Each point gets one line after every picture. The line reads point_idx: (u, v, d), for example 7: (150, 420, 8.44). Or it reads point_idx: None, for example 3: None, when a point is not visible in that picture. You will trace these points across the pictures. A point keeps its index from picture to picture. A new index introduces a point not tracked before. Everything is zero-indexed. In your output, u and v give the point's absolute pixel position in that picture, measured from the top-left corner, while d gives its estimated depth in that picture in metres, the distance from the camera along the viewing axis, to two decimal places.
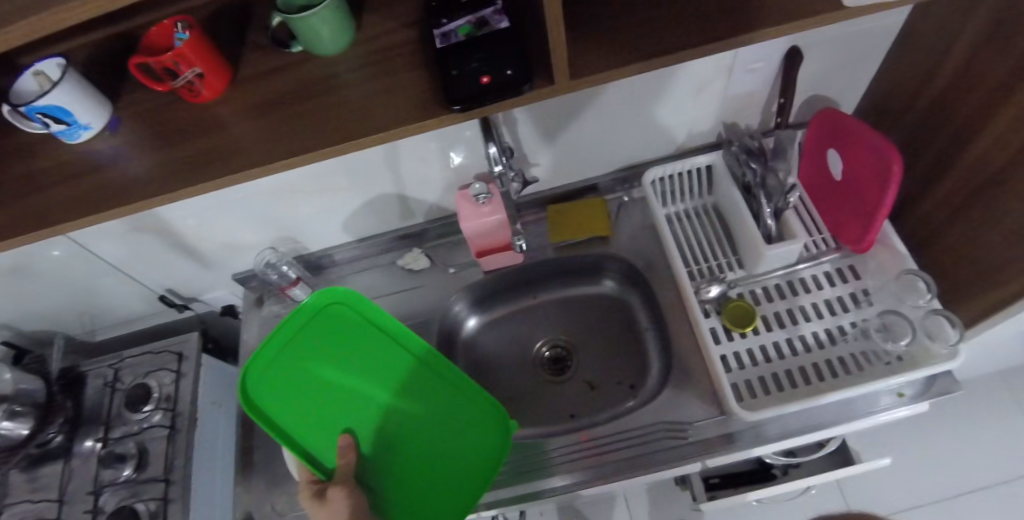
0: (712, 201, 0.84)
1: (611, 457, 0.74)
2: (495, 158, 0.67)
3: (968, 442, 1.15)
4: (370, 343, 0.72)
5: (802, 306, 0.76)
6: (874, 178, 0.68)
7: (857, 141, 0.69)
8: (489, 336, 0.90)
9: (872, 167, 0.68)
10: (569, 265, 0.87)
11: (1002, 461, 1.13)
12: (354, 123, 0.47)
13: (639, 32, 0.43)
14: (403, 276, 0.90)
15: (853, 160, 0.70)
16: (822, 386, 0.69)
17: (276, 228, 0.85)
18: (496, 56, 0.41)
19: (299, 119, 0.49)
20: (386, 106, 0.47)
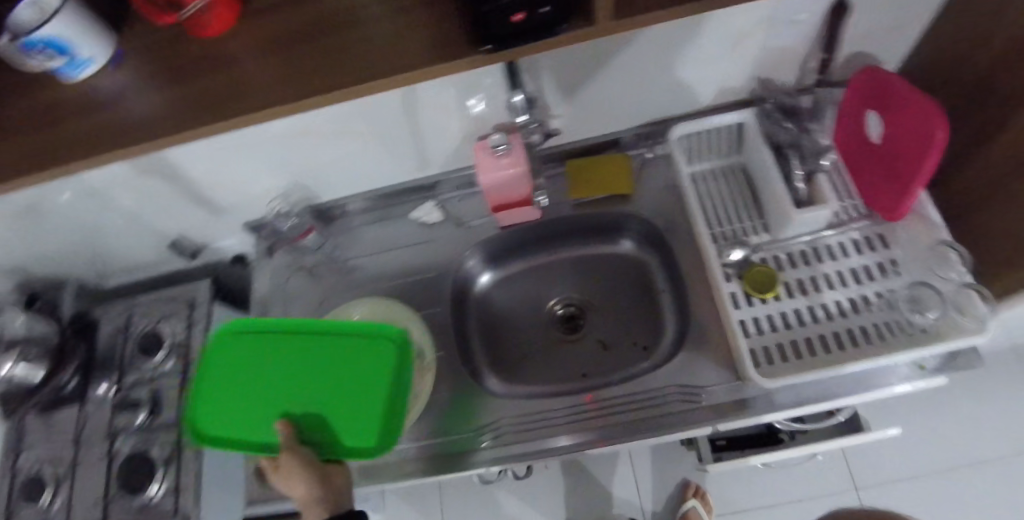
0: (741, 161, 0.81)
1: (625, 418, 0.74)
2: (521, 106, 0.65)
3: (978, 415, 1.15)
4: (279, 348, 0.70)
5: (826, 274, 0.73)
6: (917, 149, 0.64)
7: (908, 105, 0.64)
8: (502, 294, 0.89)
9: (919, 135, 0.63)
10: (587, 223, 0.85)
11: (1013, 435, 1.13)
12: (374, 60, 0.44)
13: None
14: (416, 229, 0.88)
15: (901, 126, 0.66)
16: (843, 355, 0.68)
17: (288, 177, 0.84)
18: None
19: (313, 55, 0.46)
20: (407, 43, 0.44)
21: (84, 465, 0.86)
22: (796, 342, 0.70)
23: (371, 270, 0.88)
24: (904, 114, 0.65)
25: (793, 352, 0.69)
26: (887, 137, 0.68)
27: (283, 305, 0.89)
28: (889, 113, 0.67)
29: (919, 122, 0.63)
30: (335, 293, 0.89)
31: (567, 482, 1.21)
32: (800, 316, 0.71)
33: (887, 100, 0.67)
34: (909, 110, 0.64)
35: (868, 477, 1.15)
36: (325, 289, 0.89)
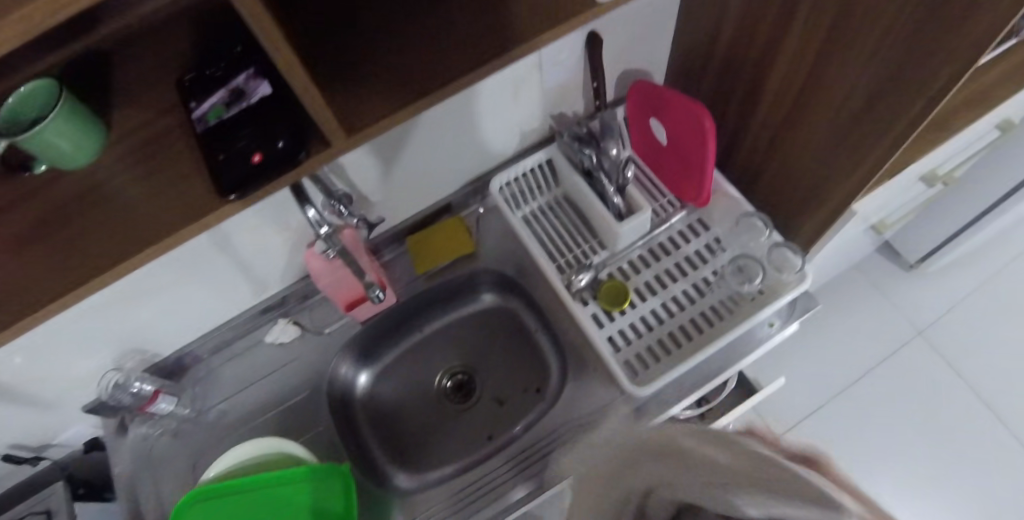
0: (562, 192, 0.84)
1: (552, 458, 0.73)
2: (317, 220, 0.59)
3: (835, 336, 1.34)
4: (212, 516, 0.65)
5: (667, 269, 0.79)
6: (695, 140, 0.72)
7: (675, 110, 0.72)
8: (385, 384, 0.86)
9: (692, 133, 0.72)
10: (444, 291, 0.85)
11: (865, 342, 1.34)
12: (126, 231, 0.40)
13: (412, 69, 0.38)
14: (276, 352, 0.84)
15: (677, 129, 0.74)
16: (702, 338, 0.73)
17: (114, 346, 0.76)
18: (264, 132, 0.38)
19: (52, 245, 0.40)
20: (156, 201, 0.40)
21: None
22: (661, 340, 0.74)
23: (240, 410, 0.82)
24: (676, 119, 0.73)
25: (662, 350, 0.73)
26: (671, 137, 0.76)
27: (152, 482, 0.80)
28: (665, 119, 0.75)
29: (688, 123, 0.71)
30: (208, 448, 0.81)
31: None
32: (657, 314, 0.76)
33: (659, 108, 0.75)
34: (678, 114, 0.72)
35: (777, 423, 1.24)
36: (196, 448, 0.82)
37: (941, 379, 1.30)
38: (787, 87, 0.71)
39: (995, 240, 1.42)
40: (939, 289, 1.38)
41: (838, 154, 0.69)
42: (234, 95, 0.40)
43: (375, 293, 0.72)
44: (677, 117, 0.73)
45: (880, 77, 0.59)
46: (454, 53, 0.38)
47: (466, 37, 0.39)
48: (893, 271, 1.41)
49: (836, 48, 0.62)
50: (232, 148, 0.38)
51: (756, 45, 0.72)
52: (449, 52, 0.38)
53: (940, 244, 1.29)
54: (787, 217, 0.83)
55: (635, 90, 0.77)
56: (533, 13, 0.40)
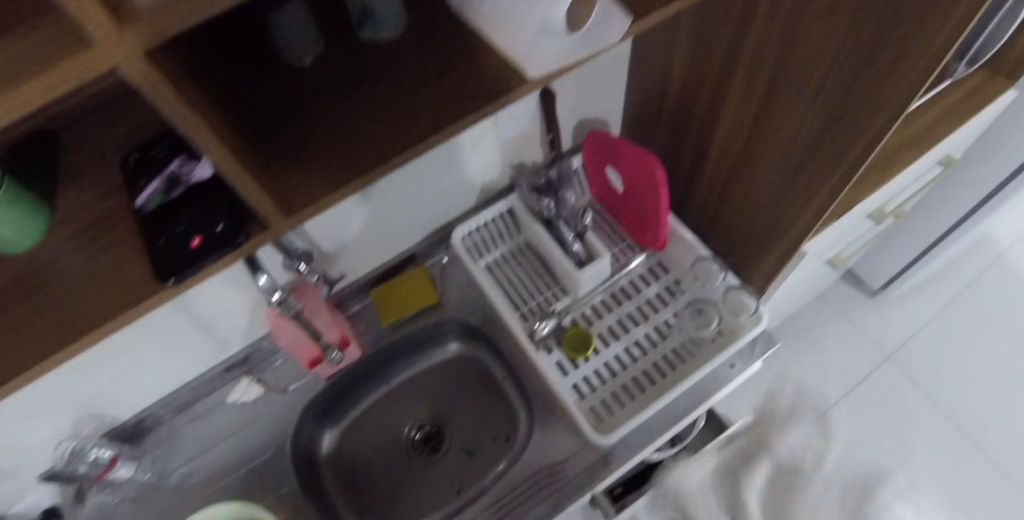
0: (524, 239, 0.85)
1: (521, 510, 0.73)
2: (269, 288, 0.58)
3: (805, 365, 1.36)
4: None
5: (629, 313, 0.80)
6: (649, 189, 0.74)
7: (627, 166, 0.76)
8: (353, 439, 0.85)
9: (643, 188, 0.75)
10: (410, 343, 0.85)
11: (835, 370, 1.36)
12: (56, 311, 0.38)
13: (348, 148, 0.40)
14: (241, 410, 0.83)
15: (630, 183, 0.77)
16: (666, 383, 0.74)
17: (70, 412, 0.74)
18: (203, 215, 0.38)
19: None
20: (91, 281, 0.39)
21: None
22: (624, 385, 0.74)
23: (203, 473, 0.80)
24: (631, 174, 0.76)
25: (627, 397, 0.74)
26: (626, 186, 0.78)
27: None
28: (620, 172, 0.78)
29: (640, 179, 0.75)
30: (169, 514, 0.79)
31: None
32: (620, 360, 0.76)
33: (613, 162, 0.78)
34: (631, 170, 0.76)
35: None
36: (156, 515, 0.79)
37: (911, 404, 1.32)
38: (733, 134, 0.74)
39: (954, 265, 1.46)
40: (903, 314, 1.41)
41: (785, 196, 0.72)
42: (172, 182, 0.41)
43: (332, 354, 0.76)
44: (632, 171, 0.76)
45: (816, 126, 0.62)
46: (390, 132, 0.40)
47: (401, 116, 0.41)
48: (858, 298, 1.44)
49: (773, 99, 0.65)
50: (169, 232, 0.38)
51: (701, 96, 0.75)
52: (385, 132, 0.40)
53: (899, 271, 1.33)
54: (744, 257, 0.86)
55: (590, 139, 0.79)
56: (466, 88, 0.42)
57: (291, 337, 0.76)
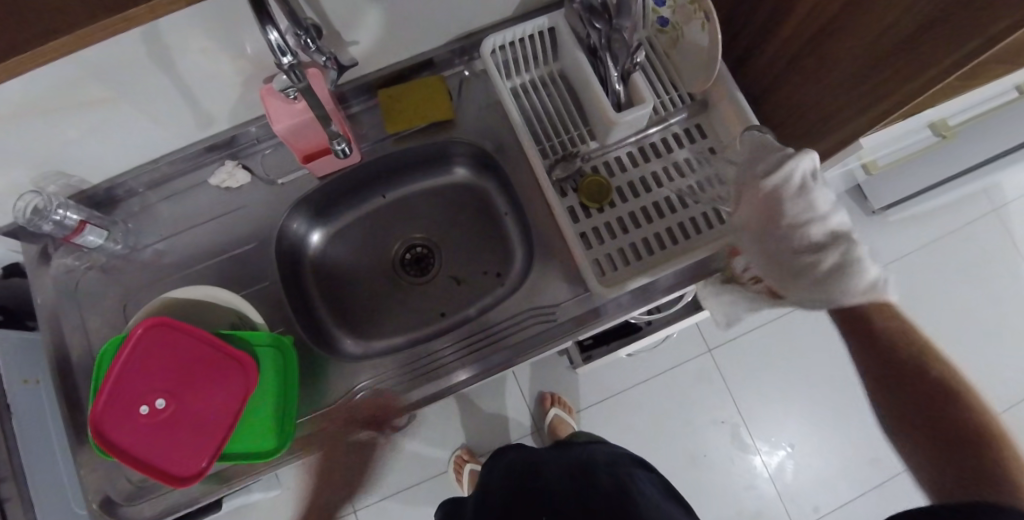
0: (559, 68, 0.77)
1: (487, 351, 0.73)
2: (279, 47, 0.50)
3: None
4: None
5: (654, 172, 0.75)
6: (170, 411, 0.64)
7: (148, 390, 0.65)
8: (338, 248, 0.82)
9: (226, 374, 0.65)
10: (415, 156, 0.78)
11: None
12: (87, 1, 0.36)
13: None
14: (222, 196, 0.77)
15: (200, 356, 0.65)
16: (677, 250, 0.71)
17: (28, 162, 0.67)
18: None
19: None
20: None
21: None
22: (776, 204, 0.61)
23: (177, 254, 0.76)
24: (176, 346, 0.65)
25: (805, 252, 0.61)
26: (159, 414, 0.64)
27: (78, 318, 0.76)
28: (173, 402, 0.65)
29: (136, 372, 0.65)
30: (141, 288, 0.77)
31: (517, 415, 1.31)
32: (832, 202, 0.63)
33: (158, 416, 0.64)
34: (146, 363, 0.65)
35: (719, 339, 1.34)
36: (124, 287, 0.77)
37: None
38: (815, 19, 0.65)
39: (956, 205, 1.40)
40: (893, 238, 1.38)
41: (839, 78, 0.67)
42: None
43: (339, 144, 0.67)
44: (211, 341, 0.65)
45: (924, 18, 0.53)
46: None
47: None
48: (854, 216, 1.39)
49: None
50: None
51: None
52: None
53: (903, 197, 1.28)
54: (799, 137, 0.79)
55: (142, 334, 0.65)
56: None
57: (301, 119, 0.65)
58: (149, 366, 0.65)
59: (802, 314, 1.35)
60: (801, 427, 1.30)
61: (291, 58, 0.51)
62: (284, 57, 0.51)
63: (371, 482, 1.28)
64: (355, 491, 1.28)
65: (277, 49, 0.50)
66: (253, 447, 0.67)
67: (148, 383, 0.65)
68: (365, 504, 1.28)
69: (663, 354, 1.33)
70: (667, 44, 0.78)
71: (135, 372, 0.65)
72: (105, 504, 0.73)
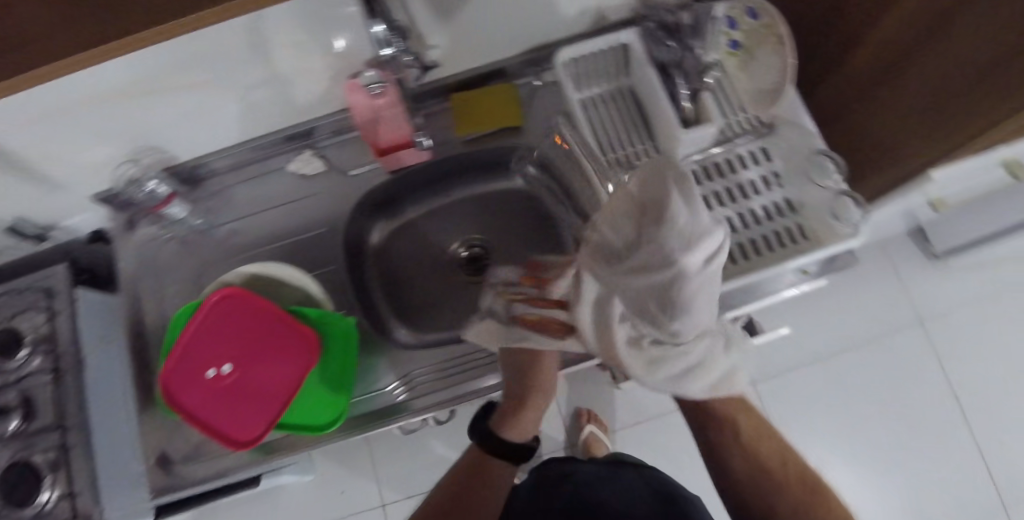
0: (628, 83, 0.79)
1: None
2: (383, 38, 0.56)
3: (835, 305, 1.33)
4: None
5: (716, 192, 0.76)
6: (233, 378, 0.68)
7: (215, 356, 0.69)
8: (400, 241, 0.85)
9: (290, 350, 0.69)
10: (481, 159, 0.81)
11: (868, 312, 1.32)
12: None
13: None
14: (297, 182, 0.81)
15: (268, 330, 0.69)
16: (735, 270, 0.73)
17: (129, 137, 0.73)
18: None
19: None
20: None
21: None
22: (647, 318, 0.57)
23: (250, 234, 0.81)
24: (247, 318, 0.70)
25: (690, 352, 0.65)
26: (224, 379, 0.68)
27: (155, 284, 0.82)
28: (238, 370, 0.69)
29: (206, 338, 0.69)
30: (214, 263, 0.82)
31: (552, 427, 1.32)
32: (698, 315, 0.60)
33: (221, 382, 0.68)
34: (217, 331, 0.69)
35: (762, 371, 1.31)
36: (199, 260, 0.82)
37: (923, 368, 1.30)
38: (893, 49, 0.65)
39: None
40: (955, 283, 1.33)
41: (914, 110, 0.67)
42: None
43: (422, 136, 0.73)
44: (280, 319, 0.69)
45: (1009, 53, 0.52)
46: None
47: None
48: (914, 257, 1.35)
49: None
50: None
51: None
52: None
53: (969, 241, 1.23)
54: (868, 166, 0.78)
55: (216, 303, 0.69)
56: None
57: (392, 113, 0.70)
58: (219, 334, 0.69)
59: (852, 354, 1.31)
60: (842, 471, 1.27)
61: (391, 50, 0.57)
62: (386, 49, 0.58)
63: (401, 477, 1.31)
64: (386, 484, 1.31)
65: (382, 41, 0.56)
66: (308, 421, 0.70)
67: (215, 350, 0.69)
68: (394, 499, 1.30)
69: None
70: (737, 67, 0.78)
71: (205, 338, 0.69)
72: (164, 462, 0.77)
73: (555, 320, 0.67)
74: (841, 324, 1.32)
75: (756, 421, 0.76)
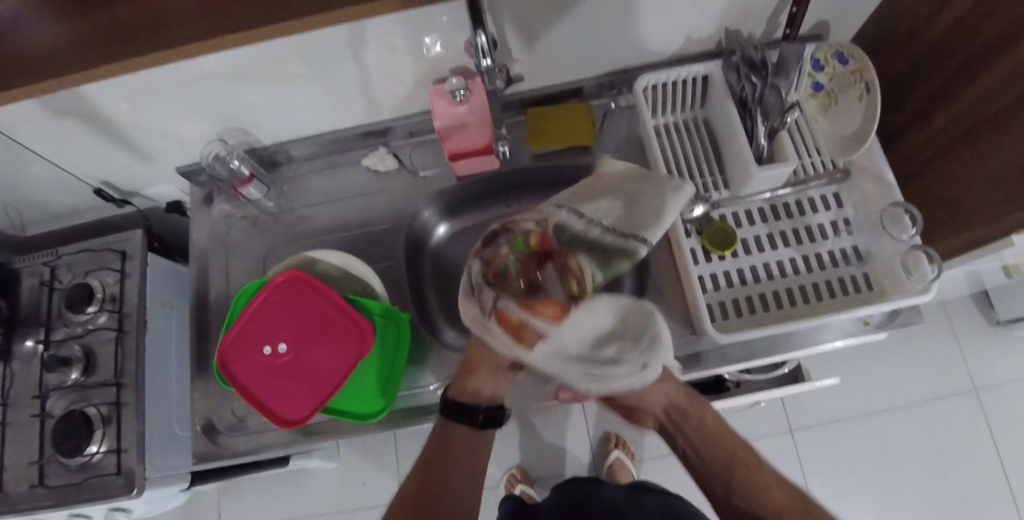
0: (704, 114, 0.79)
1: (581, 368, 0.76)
2: (483, 50, 0.57)
3: (886, 363, 1.28)
4: None
5: (781, 231, 0.75)
6: (287, 358, 0.70)
7: (274, 333, 0.71)
8: (458, 244, 0.86)
9: (345, 338, 0.70)
10: (547, 175, 0.82)
11: (920, 374, 1.27)
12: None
13: None
14: (367, 177, 0.84)
15: (328, 315, 0.71)
16: (793, 312, 0.71)
17: (220, 118, 0.77)
18: None
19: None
20: None
21: (16, 427, 0.90)
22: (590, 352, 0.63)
23: (317, 221, 0.84)
24: (309, 301, 0.72)
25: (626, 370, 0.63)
26: (279, 357, 0.70)
27: (223, 259, 0.86)
28: (292, 350, 0.71)
29: (268, 314, 0.72)
30: (280, 245, 0.85)
31: (579, 449, 1.31)
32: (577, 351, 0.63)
33: (275, 360, 0.70)
34: (278, 309, 0.72)
35: (801, 421, 1.28)
36: (267, 241, 0.86)
37: (975, 438, 1.23)
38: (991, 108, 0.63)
39: None
40: (1020, 358, 1.26)
41: (1005, 172, 0.64)
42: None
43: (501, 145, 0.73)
44: (342, 306, 0.71)
45: None
46: None
47: None
48: (977, 325, 1.29)
49: None
50: None
51: (976, 35, 0.61)
52: None
53: None
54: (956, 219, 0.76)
55: (281, 281, 0.72)
56: None
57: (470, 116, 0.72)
58: (282, 312, 0.72)
59: (897, 415, 1.26)
60: None
61: (488, 62, 0.59)
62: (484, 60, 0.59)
63: None
64: None
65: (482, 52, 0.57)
66: (354, 407, 0.72)
67: (275, 328, 0.71)
68: None
69: (738, 423, 1.28)
70: (817, 110, 0.79)
71: (265, 314, 0.72)
72: (209, 430, 0.80)
73: (535, 329, 0.63)
74: (890, 383, 1.27)
75: (753, 457, 0.77)
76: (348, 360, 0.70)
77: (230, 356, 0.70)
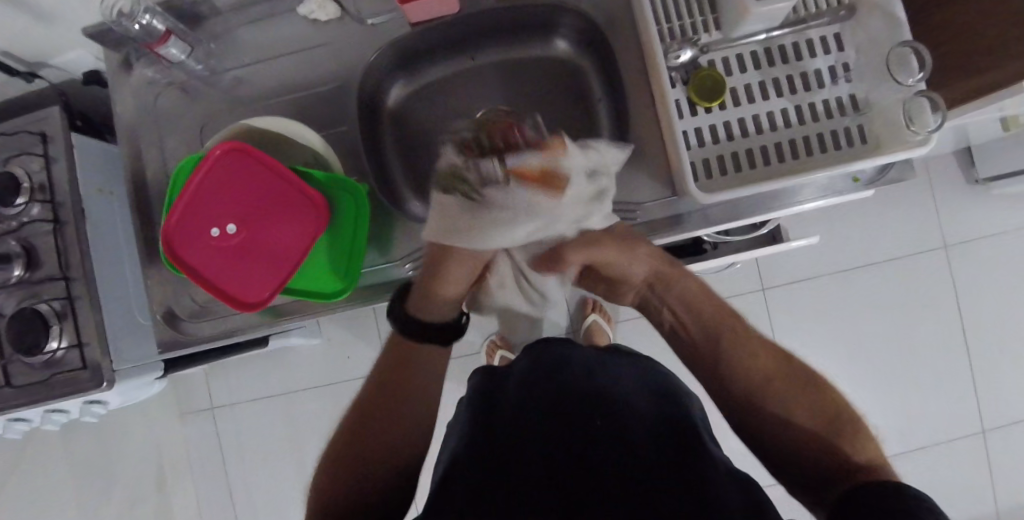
0: None
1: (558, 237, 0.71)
2: None
3: (863, 222, 1.27)
4: None
5: (776, 78, 0.68)
6: (238, 238, 0.65)
7: (221, 212, 0.65)
8: (418, 105, 0.78)
9: (299, 215, 0.64)
10: (515, 18, 0.72)
11: (895, 232, 1.27)
12: None
13: None
14: (307, 30, 0.73)
15: (278, 191, 0.64)
16: (782, 168, 0.67)
17: None
18: None
19: None
20: None
21: None
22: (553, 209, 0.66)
23: (255, 85, 0.74)
24: (254, 175, 0.64)
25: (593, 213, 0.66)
26: (229, 238, 0.65)
27: (155, 135, 0.76)
28: (244, 230, 0.65)
29: (210, 191, 0.64)
30: (218, 114, 0.75)
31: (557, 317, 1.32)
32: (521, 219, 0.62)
33: (225, 242, 0.65)
34: (222, 186, 0.64)
35: (776, 282, 1.29)
36: (204, 111, 0.76)
37: (940, 290, 1.27)
38: None
39: None
40: (994, 212, 1.26)
41: None
42: None
43: None
44: (295, 182, 0.64)
45: None
46: None
47: None
48: (957, 181, 1.27)
49: None
50: None
51: None
52: None
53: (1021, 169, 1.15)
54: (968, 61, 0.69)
55: (219, 154, 0.64)
56: None
57: None
58: (226, 189, 0.65)
59: (867, 272, 1.28)
60: (838, 382, 1.28)
61: None
62: None
63: None
64: None
65: None
66: (317, 289, 0.68)
67: (221, 206, 0.65)
68: None
69: (713, 286, 1.29)
70: None
71: (208, 193, 0.65)
72: (170, 318, 0.76)
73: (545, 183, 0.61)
74: (866, 241, 1.27)
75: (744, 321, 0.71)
76: (305, 238, 0.64)
77: (174, 239, 0.64)
